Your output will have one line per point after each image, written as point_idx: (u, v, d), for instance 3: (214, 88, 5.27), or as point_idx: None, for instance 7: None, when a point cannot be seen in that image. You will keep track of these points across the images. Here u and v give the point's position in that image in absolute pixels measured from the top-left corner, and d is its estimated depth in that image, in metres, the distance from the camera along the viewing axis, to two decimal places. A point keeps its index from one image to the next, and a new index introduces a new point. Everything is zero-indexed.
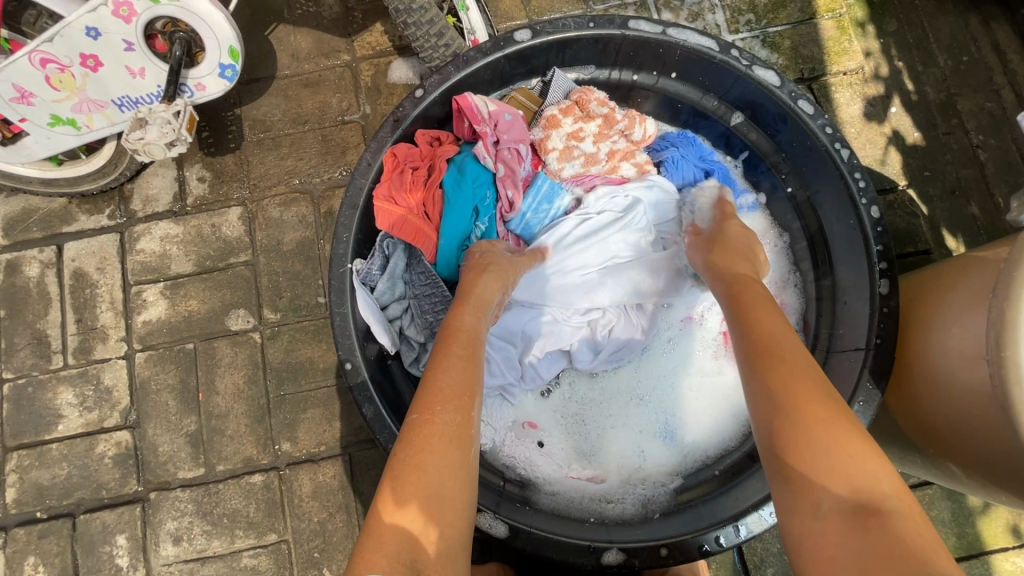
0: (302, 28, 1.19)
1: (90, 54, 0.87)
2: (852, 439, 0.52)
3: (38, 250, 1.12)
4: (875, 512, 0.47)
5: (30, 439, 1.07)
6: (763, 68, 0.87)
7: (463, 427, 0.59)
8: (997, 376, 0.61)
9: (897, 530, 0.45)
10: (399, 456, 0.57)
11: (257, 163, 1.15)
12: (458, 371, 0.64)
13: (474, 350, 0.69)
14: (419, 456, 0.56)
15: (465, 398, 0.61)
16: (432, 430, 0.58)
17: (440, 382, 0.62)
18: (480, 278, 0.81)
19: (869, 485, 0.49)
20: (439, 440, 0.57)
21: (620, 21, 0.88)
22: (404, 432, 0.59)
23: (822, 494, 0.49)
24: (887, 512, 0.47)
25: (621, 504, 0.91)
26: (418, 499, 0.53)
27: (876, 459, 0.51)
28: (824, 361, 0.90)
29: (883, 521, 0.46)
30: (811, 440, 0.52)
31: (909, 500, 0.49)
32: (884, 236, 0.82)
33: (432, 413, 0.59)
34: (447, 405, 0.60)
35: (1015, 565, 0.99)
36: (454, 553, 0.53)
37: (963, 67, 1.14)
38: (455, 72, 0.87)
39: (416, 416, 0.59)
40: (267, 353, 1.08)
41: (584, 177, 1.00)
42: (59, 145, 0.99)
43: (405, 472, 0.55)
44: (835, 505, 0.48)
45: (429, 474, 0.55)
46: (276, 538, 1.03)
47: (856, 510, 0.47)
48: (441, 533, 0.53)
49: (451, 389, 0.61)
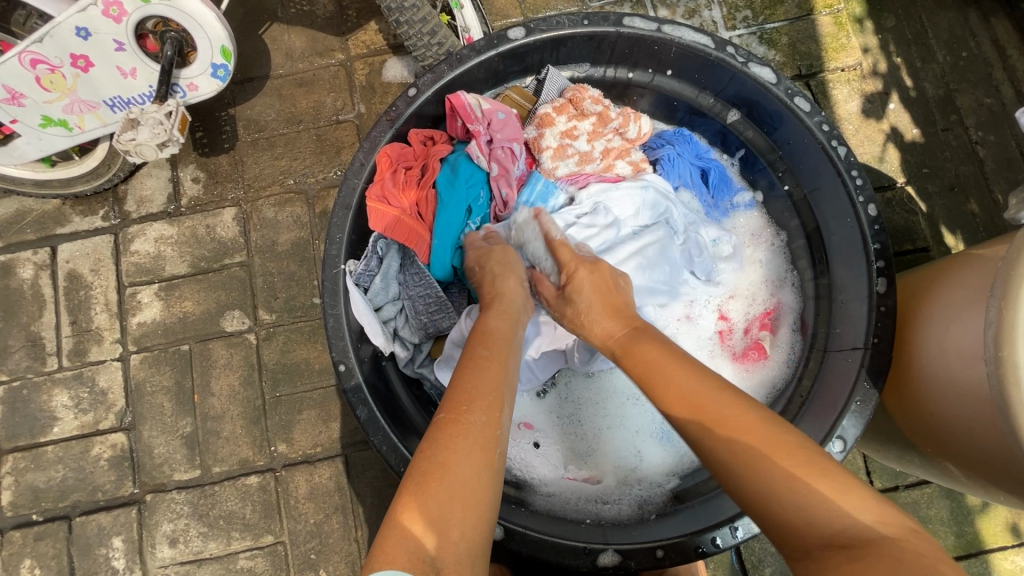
0: (296, 27, 1.18)
1: (80, 54, 0.86)
2: (818, 474, 0.47)
3: (31, 252, 1.11)
4: (864, 543, 0.43)
5: (25, 441, 1.07)
6: (759, 65, 0.86)
7: (488, 428, 0.58)
8: (995, 376, 0.60)
9: (891, 556, 0.41)
10: (425, 454, 0.56)
11: (251, 163, 1.14)
12: (487, 374, 0.63)
13: (501, 353, 0.68)
14: (444, 454, 0.55)
15: (493, 399, 0.60)
16: (459, 429, 0.57)
17: (468, 383, 0.62)
18: (507, 283, 0.81)
19: (844, 517, 0.44)
20: (465, 440, 0.56)
21: (614, 19, 0.87)
22: (431, 431, 0.58)
23: (809, 535, 0.45)
24: (879, 543, 0.42)
25: (616, 505, 0.90)
26: (441, 497, 0.52)
27: (848, 485, 0.46)
28: (821, 360, 0.89)
29: (874, 552, 0.42)
30: (775, 482, 0.48)
31: (898, 521, 0.44)
32: (881, 234, 0.81)
33: (460, 413, 0.58)
34: (475, 404, 0.59)
35: (1014, 563, 0.98)
36: (477, 555, 0.51)
37: (962, 62, 1.13)
38: (448, 71, 0.86)
39: (444, 415, 0.59)
40: (263, 354, 1.08)
41: (578, 175, 0.99)
42: (51, 146, 0.99)
43: (430, 470, 0.54)
44: (826, 542, 0.44)
45: (454, 473, 0.54)
46: (272, 539, 1.03)
47: (846, 544, 0.43)
48: (463, 533, 0.51)
49: (478, 391, 0.61)
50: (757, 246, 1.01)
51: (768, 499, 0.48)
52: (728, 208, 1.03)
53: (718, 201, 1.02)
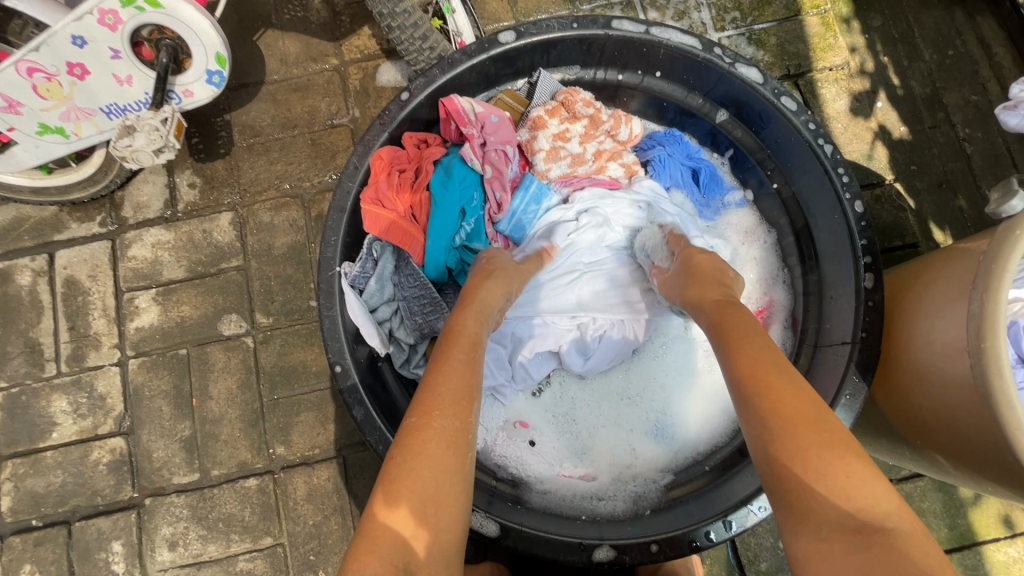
0: (291, 33, 1.19)
1: (76, 62, 0.87)
2: (848, 461, 0.50)
3: (29, 259, 1.12)
4: (876, 530, 0.46)
5: (25, 447, 1.08)
6: (746, 65, 0.87)
7: (460, 432, 0.59)
8: (978, 367, 0.62)
9: (895, 547, 0.44)
10: (396, 459, 0.56)
11: (247, 168, 1.15)
12: (459, 375, 0.64)
13: (477, 355, 0.68)
14: (416, 460, 0.56)
15: (463, 402, 0.61)
16: (428, 435, 0.57)
17: (441, 386, 0.62)
18: (485, 282, 0.80)
19: (868, 504, 0.47)
20: (436, 445, 0.57)
21: (604, 21, 0.88)
22: (401, 437, 0.58)
23: (820, 512, 0.48)
24: (889, 531, 0.46)
25: (611, 501, 0.91)
26: (413, 502, 0.53)
27: (872, 477, 0.49)
28: (812, 356, 0.90)
29: (882, 541, 0.45)
30: (812, 461, 0.50)
31: (910, 517, 0.48)
32: (868, 230, 0.82)
33: (429, 417, 0.59)
34: (445, 409, 0.59)
35: (1007, 555, 1.00)
36: (450, 555, 0.53)
37: (949, 61, 1.15)
38: (440, 74, 0.88)
39: (414, 419, 0.59)
40: (260, 357, 1.09)
41: (572, 177, 1.00)
42: (48, 153, 1.00)
43: (401, 476, 0.55)
44: (832, 521, 0.47)
45: (425, 478, 0.55)
46: (272, 541, 1.04)
47: (857, 529, 0.46)
48: (436, 538, 0.53)
49: (450, 394, 0.61)
50: (749, 244, 1.02)
51: (806, 473, 0.50)
52: (719, 207, 1.03)
53: (709, 200, 1.03)
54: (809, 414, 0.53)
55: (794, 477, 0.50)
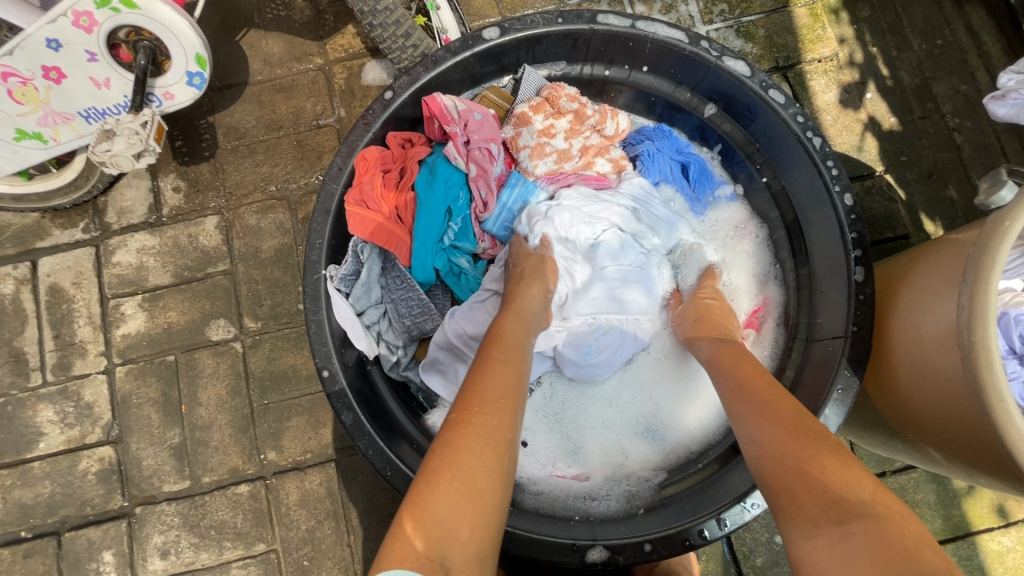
0: (274, 33, 1.17)
1: (52, 65, 0.85)
2: (819, 455, 0.52)
3: (11, 267, 1.10)
4: (854, 515, 0.45)
5: (11, 458, 1.06)
6: (733, 59, 0.86)
7: (499, 431, 0.58)
8: (969, 359, 0.62)
9: (873, 533, 0.43)
10: (437, 453, 0.55)
11: (232, 170, 1.13)
12: (498, 375, 0.63)
13: (513, 355, 0.68)
14: (457, 455, 0.54)
15: (504, 401, 0.60)
16: (471, 431, 0.56)
17: (481, 386, 0.61)
18: (524, 286, 0.82)
19: (843, 493, 0.47)
20: (477, 440, 0.56)
21: (589, 16, 0.87)
22: (442, 431, 0.57)
23: (807, 506, 0.48)
24: (868, 516, 0.45)
25: (606, 500, 0.90)
26: (455, 493, 0.52)
27: (845, 466, 0.50)
28: (804, 351, 0.90)
29: (858, 522, 0.45)
30: (786, 478, 0.51)
31: (890, 501, 0.47)
32: (857, 223, 0.82)
33: (470, 414, 0.58)
34: (487, 407, 0.59)
35: (1001, 544, 1.00)
36: (483, 555, 0.50)
37: (937, 50, 1.14)
38: (424, 73, 0.86)
39: (455, 415, 0.58)
40: (250, 362, 1.08)
41: (558, 174, 0.99)
42: (27, 159, 0.97)
43: (441, 469, 0.54)
44: (818, 514, 0.47)
45: (465, 472, 0.53)
46: (265, 547, 1.03)
47: (839, 518, 0.46)
48: (473, 534, 0.51)
49: (491, 394, 0.61)
50: (740, 239, 1.01)
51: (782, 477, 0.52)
52: (709, 202, 1.02)
53: (700, 194, 1.02)
54: (795, 417, 0.58)
55: (790, 484, 0.51)
